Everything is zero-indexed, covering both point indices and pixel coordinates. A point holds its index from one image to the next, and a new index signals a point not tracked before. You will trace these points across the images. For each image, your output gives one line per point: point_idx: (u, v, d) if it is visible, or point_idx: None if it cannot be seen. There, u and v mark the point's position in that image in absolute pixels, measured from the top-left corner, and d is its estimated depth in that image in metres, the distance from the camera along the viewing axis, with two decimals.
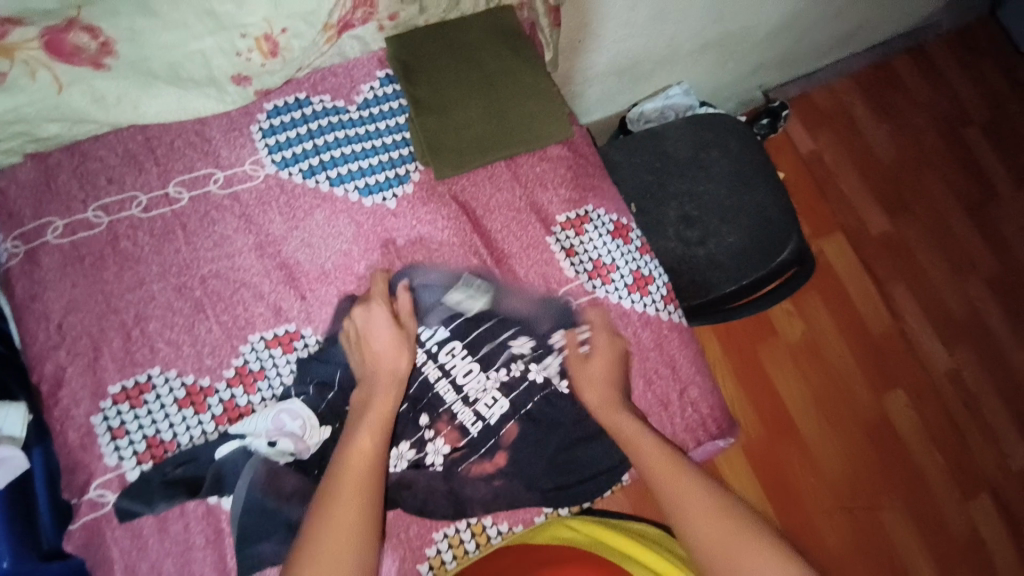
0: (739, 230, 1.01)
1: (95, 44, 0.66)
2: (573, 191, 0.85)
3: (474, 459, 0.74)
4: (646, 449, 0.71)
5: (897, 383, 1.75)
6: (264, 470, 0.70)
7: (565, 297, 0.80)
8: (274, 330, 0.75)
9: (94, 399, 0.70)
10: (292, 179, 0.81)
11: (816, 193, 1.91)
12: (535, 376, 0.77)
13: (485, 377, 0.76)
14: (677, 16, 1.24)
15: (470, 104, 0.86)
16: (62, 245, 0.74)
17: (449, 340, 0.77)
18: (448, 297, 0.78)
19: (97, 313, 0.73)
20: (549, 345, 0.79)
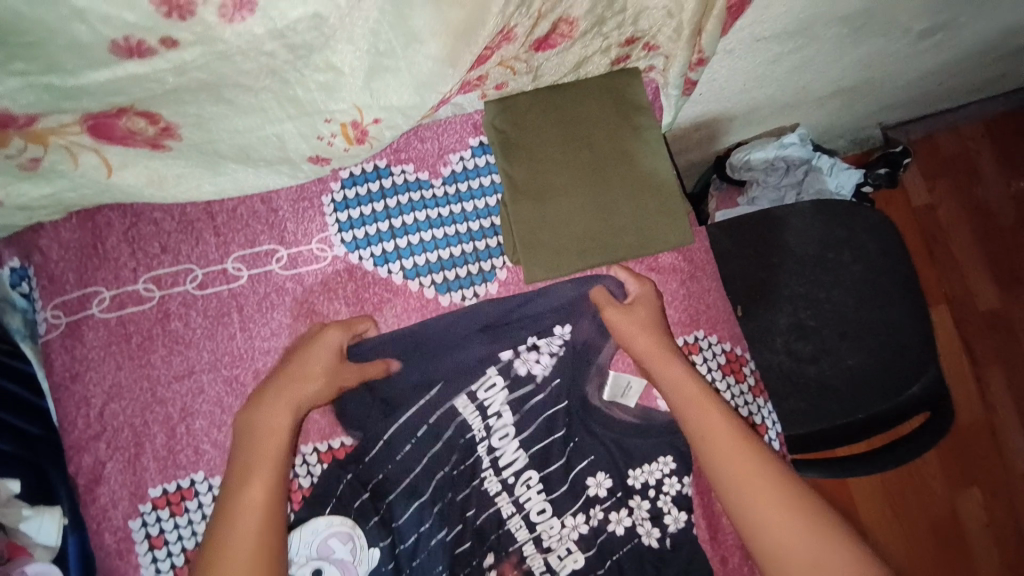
0: (862, 352, 0.88)
1: (153, 128, 0.55)
2: (683, 312, 0.74)
3: None
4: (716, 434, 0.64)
5: (975, 479, 1.60)
6: None
7: (660, 443, 0.70)
8: (331, 441, 0.67)
9: (133, 501, 0.64)
10: (363, 264, 0.71)
11: (924, 253, 1.70)
12: (613, 526, 0.68)
13: (558, 524, 0.67)
14: (817, 68, 1.04)
15: (574, 192, 0.72)
16: (108, 320, 0.67)
17: (526, 469, 0.68)
18: (528, 424, 0.69)
19: (140, 403, 0.66)
20: (628, 493, 0.69)
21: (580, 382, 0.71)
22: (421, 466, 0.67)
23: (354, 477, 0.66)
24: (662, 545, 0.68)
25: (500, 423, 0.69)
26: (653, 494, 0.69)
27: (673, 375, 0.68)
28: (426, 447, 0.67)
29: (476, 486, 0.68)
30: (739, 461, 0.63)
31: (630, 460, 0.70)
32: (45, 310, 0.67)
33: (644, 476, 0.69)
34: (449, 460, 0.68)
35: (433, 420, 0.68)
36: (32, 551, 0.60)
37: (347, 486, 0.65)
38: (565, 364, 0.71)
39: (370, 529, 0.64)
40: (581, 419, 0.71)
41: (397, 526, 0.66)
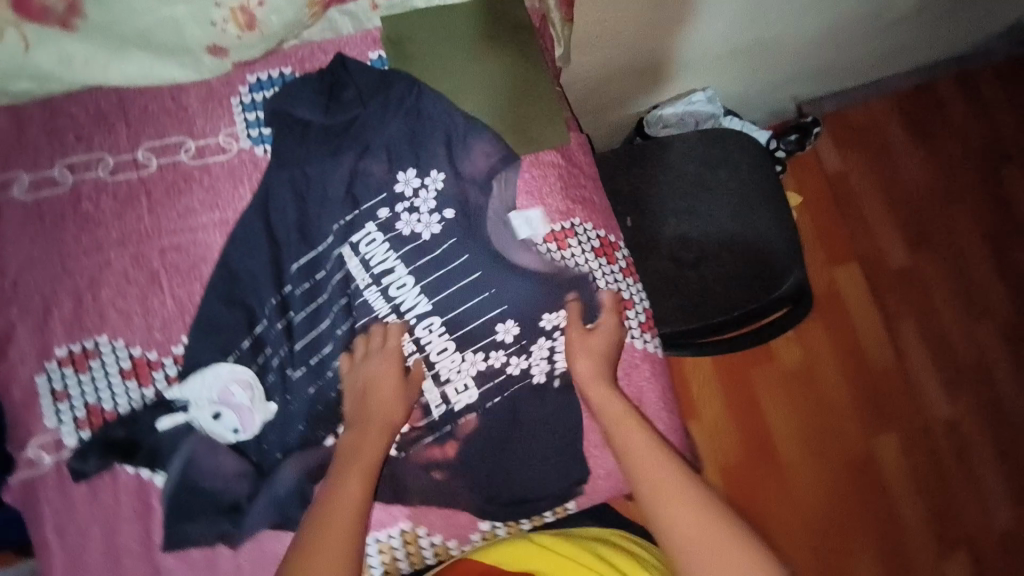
0: (736, 258, 0.99)
1: (60, 5, 0.66)
2: (562, 201, 0.81)
3: (428, 442, 0.75)
4: (646, 464, 0.69)
5: (888, 418, 1.70)
6: (203, 446, 0.69)
7: (541, 307, 0.78)
8: (230, 305, 0.73)
9: (40, 360, 0.70)
10: (267, 156, 0.77)
11: (835, 214, 1.83)
12: (511, 368, 0.77)
13: (457, 358, 0.76)
14: (696, 20, 1.21)
15: (464, 94, 0.81)
16: (25, 201, 0.73)
17: (428, 315, 0.77)
18: (421, 281, 0.78)
19: (50, 275, 0.71)
20: (532, 338, 0.77)
21: (470, 237, 0.79)
22: (326, 308, 0.75)
23: (279, 302, 0.74)
24: (549, 383, 0.77)
25: (391, 275, 0.77)
26: (545, 339, 0.77)
27: (635, 442, 0.71)
28: (319, 295, 0.75)
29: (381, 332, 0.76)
30: (688, 518, 0.65)
31: (529, 316, 0.77)
32: None
33: (542, 326, 0.78)
34: (350, 303, 0.76)
35: (332, 277, 0.76)
36: None
37: (268, 321, 0.73)
38: (450, 228, 0.79)
39: (267, 374, 0.72)
40: (485, 275, 0.78)
41: (306, 367, 0.73)
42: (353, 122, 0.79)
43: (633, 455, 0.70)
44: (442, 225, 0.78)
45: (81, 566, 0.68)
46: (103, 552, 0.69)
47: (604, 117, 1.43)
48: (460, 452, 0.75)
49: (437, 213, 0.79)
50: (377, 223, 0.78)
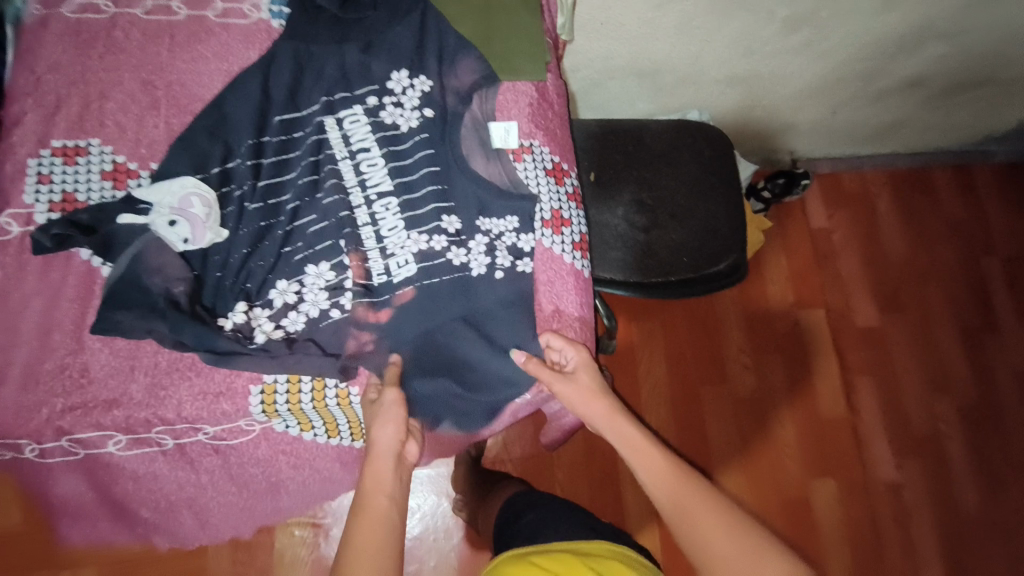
0: (687, 230, 1.05)
1: None
2: (526, 123, 0.90)
3: (364, 303, 0.80)
4: (659, 471, 0.76)
5: (831, 474, 1.57)
6: (154, 245, 0.75)
7: (487, 211, 0.84)
8: (212, 138, 0.81)
9: (37, 146, 0.79)
10: (280, 29, 0.88)
11: (813, 264, 1.75)
12: (452, 256, 0.82)
13: (404, 235, 0.82)
14: (697, 37, 1.26)
15: (461, 20, 0.93)
16: (69, 18, 0.85)
17: (387, 194, 0.84)
18: (385, 163, 0.85)
19: (69, 81, 0.82)
20: (471, 234, 0.83)
21: (442, 140, 0.87)
22: (297, 162, 0.84)
23: (252, 147, 0.82)
24: (488, 273, 0.82)
25: (366, 153, 0.85)
26: (482, 237, 0.83)
27: (651, 455, 0.78)
28: (289, 152, 0.84)
29: (340, 195, 0.83)
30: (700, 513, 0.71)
31: (484, 211, 0.84)
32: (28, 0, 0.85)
33: (490, 225, 0.83)
34: (319, 164, 0.85)
35: (304, 141, 0.85)
36: None
37: (240, 163, 0.82)
38: (427, 125, 0.87)
39: (230, 200, 0.80)
40: (446, 170, 0.85)
41: (265, 204, 0.81)
42: (362, 20, 0.90)
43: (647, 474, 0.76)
44: (420, 120, 0.87)
45: (13, 331, 0.74)
46: (38, 321, 0.74)
47: (621, 111, 1.56)
48: (393, 320, 0.80)
49: (417, 111, 0.87)
50: (364, 107, 0.87)
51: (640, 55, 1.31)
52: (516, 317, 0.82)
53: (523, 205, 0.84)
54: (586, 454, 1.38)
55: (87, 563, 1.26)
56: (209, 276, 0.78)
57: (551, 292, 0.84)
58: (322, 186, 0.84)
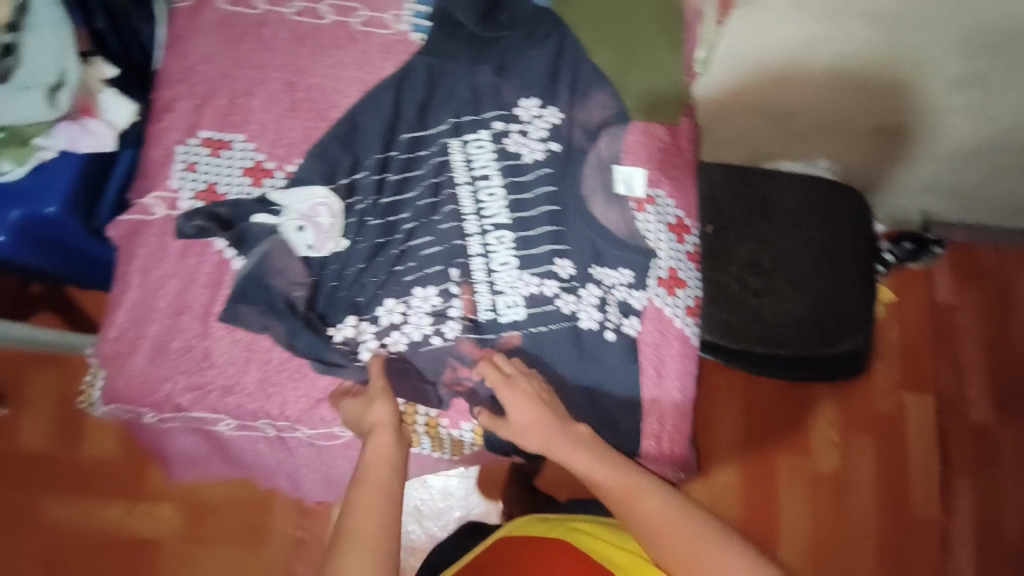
0: (802, 300, 0.99)
1: None
2: (653, 171, 0.86)
3: (469, 338, 0.80)
4: (666, 529, 0.70)
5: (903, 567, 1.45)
6: (280, 249, 0.79)
7: (601, 263, 0.82)
8: (347, 148, 0.83)
9: (186, 134, 0.82)
10: (420, 43, 0.87)
11: (928, 343, 1.60)
12: (560, 304, 0.81)
13: (515, 274, 0.82)
14: (837, 89, 1.15)
15: (600, 52, 0.87)
16: (223, 9, 0.86)
17: (503, 228, 0.83)
18: (504, 195, 0.84)
19: (220, 75, 0.84)
20: (582, 282, 0.82)
21: (565, 178, 0.84)
22: (418, 181, 0.84)
23: (379, 162, 0.83)
24: (596, 330, 0.81)
25: (485, 182, 0.84)
26: (594, 287, 0.82)
27: (645, 505, 0.71)
28: (411, 170, 0.84)
29: (456, 222, 0.83)
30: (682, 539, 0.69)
31: (598, 260, 0.82)
32: None
33: (603, 275, 0.82)
34: (440, 187, 0.84)
35: (427, 162, 0.85)
36: (97, 118, 0.75)
37: (365, 176, 0.83)
38: (552, 160, 0.85)
39: (353, 212, 0.81)
40: (565, 212, 0.83)
41: (382, 220, 0.82)
42: (500, 41, 0.87)
43: (644, 512, 0.71)
44: (545, 154, 0.85)
45: (147, 307, 0.78)
46: (171, 302, 0.79)
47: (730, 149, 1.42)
48: (496, 359, 0.81)
49: (544, 143, 0.85)
50: (490, 132, 0.85)
51: (770, 99, 1.20)
52: (614, 373, 0.80)
53: (637, 258, 0.83)
54: None
55: (165, 501, 1.34)
56: (322, 283, 0.80)
57: (654, 355, 0.81)
58: (439, 211, 0.84)
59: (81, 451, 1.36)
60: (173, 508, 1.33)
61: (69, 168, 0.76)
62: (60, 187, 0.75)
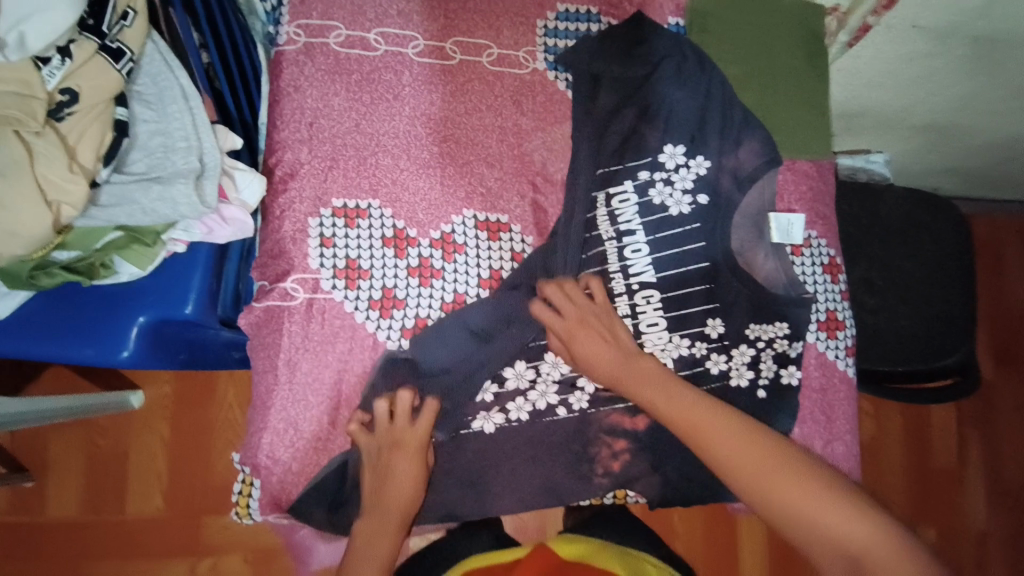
0: (916, 315, 0.98)
1: None
2: (807, 212, 0.82)
3: (618, 407, 0.75)
4: (696, 419, 0.66)
5: (927, 521, 1.33)
6: (452, 335, 0.73)
7: (755, 322, 0.78)
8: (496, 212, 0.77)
9: (315, 204, 0.73)
10: (557, 82, 0.81)
11: (1005, 325, 1.42)
12: (710, 365, 0.78)
13: (664, 336, 0.78)
14: (956, 107, 1.04)
15: (744, 84, 0.83)
16: (338, 53, 0.76)
17: (649, 286, 0.78)
18: (648, 251, 0.78)
19: (345, 133, 0.75)
20: (735, 342, 0.78)
21: (717, 229, 0.79)
22: (562, 250, 0.77)
23: (533, 225, 0.78)
24: (750, 387, 0.78)
25: (631, 237, 0.78)
26: (747, 347, 0.78)
27: (677, 401, 0.68)
28: (553, 227, 0.78)
29: (603, 282, 0.78)
30: (737, 444, 0.64)
31: (755, 316, 0.78)
32: (289, 25, 0.75)
33: (759, 332, 0.78)
34: (583, 246, 0.78)
35: (574, 218, 0.78)
36: (231, 200, 0.64)
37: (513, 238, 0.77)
38: (700, 213, 0.79)
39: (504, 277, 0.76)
40: (716, 268, 0.79)
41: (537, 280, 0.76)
42: (644, 80, 0.80)
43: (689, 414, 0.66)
44: (692, 208, 0.79)
45: (302, 404, 0.71)
46: (327, 395, 0.72)
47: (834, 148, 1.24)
48: (649, 428, 0.75)
49: (690, 195, 0.79)
50: (634, 182, 0.79)
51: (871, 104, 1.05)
52: (788, 426, 0.78)
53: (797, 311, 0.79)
54: (735, 530, 1.20)
55: (230, 554, 1.15)
56: (469, 361, 0.73)
57: (821, 400, 0.81)
58: (591, 268, 0.78)
59: (124, 509, 1.16)
60: (240, 562, 1.15)
61: (200, 262, 0.65)
62: (193, 284, 0.65)
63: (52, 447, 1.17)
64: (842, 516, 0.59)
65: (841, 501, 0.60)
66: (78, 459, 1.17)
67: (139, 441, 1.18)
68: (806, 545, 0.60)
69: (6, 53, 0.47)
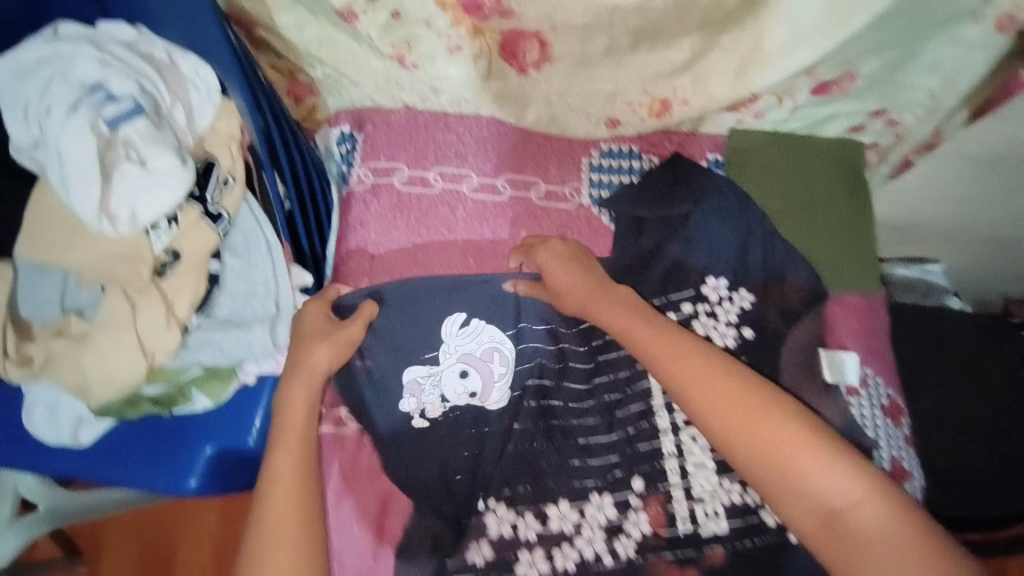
0: (997, 457, 0.90)
1: (538, 55, 0.73)
2: (859, 349, 0.81)
3: (668, 557, 0.70)
4: (678, 365, 0.66)
5: None
6: (446, 393, 0.76)
7: None
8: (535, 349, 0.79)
9: (371, 332, 0.77)
10: (601, 215, 0.85)
11: None
12: (766, 514, 0.72)
13: (712, 479, 0.74)
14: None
15: (787, 218, 0.85)
16: (400, 191, 0.83)
17: None
18: None
19: (401, 266, 0.80)
20: None
21: (767, 365, 0.78)
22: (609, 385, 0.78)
23: (575, 356, 0.80)
24: None
25: None
26: None
27: (650, 342, 0.69)
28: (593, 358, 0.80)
29: (646, 416, 0.77)
30: (717, 397, 0.64)
31: None
32: (360, 168, 0.83)
33: None
34: (627, 379, 0.78)
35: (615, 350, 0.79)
36: None
37: (552, 371, 0.78)
38: (745, 347, 0.79)
39: (546, 406, 0.78)
40: None
41: (567, 404, 0.78)
42: (686, 215, 0.84)
43: (660, 361, 0.67)
44: (737, 340, 0.79)
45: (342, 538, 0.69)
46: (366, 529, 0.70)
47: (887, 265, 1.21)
48: None
49: (735, 328, 0.80)
50: (678, 314, 0.80)
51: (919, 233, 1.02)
52: None
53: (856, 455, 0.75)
54: None
55: None
56: (512, 492, 0.73)
57: None
58: (633, 401, 0.78)
59: None
60: None
61: (263, 392, 0.67)
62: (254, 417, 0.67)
63: (108, 536, 1.19)
64: (834, 475, 0.58)
65: (830, 458, 0.59)
66: (131, 547, 1.19)
67: (188, 535, 1.19)
68: (787, 506, 0.60)
69: (119, 227, 0.57)
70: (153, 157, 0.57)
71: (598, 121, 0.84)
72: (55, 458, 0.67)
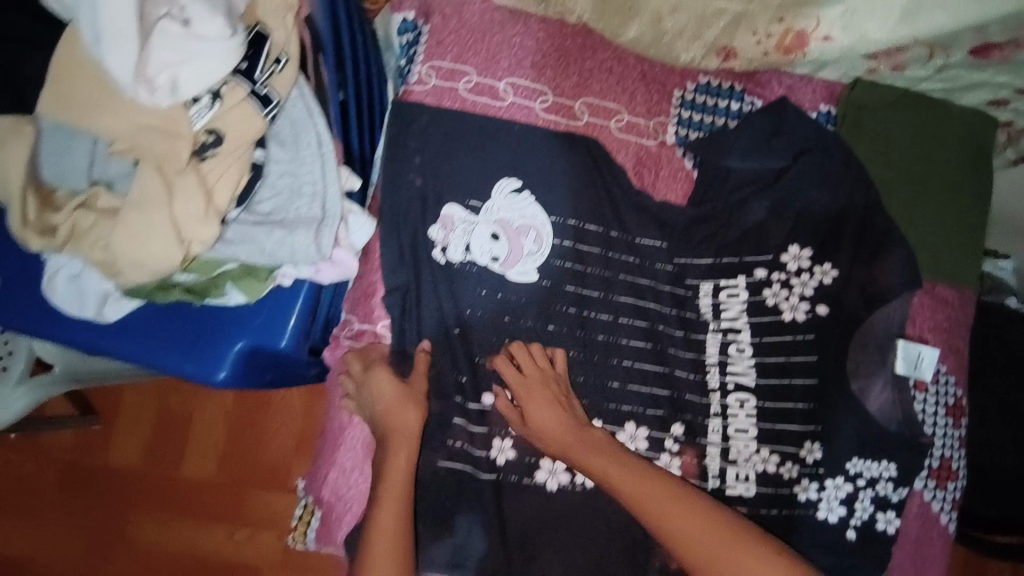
0: None
1: None
2: (937, 343, 0.74)
3: None
4: (636, 487, 0.59)
5: None
6: (471, 248, 0.71)
7: (856, 460, 0.71)
8: (585, 267, 0.72)
9: (413, 252, 0.71)
10: (683, 157, 0.76)
11: None
12: (799, 490, 0.70)
13: (751, 444, 0.71)
14: None
15: (894, 192, 0.75)
16: (466, 99, 0.73)
17: (745, 389, 0.72)
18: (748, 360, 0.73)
19: (457, 186, 0.72)
20: (831, 472, 0.71)
21: (836, 347, 0.72)
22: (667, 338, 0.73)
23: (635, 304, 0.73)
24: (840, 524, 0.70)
25: (735, 335, 0.73)
26: (844, 480, 0.71)
27: (609, 463, 0.61)
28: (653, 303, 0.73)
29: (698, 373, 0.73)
30: (678, 519, 0.57)
31: (861, 447, 0.71)
32: (421, 65, 0.73)
33: (861, 467, 0.71)
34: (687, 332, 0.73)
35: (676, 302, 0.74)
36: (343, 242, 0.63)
37: (607, 319, 0.72)
38: (816, 324, 0.72)
39: (593, 342, 0.72)
40: (823, 387, 0.72)
41: (615, 318, 0.72)
42: (781, 173, 0.75)
43: (617, 484, 0.60)
44: (808, 315, 0.72)
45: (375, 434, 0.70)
46: None
47: None
48: None
49: (809, 304, 0.73)
50: (749, 279, 0.74)
51: None
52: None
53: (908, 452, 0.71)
54: None
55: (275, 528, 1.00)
56: None
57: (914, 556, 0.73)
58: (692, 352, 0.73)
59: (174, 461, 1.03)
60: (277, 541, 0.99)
61: (300, 295, 0.64)
62: (287, 316, 0.64)
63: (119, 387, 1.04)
64: None
65: None
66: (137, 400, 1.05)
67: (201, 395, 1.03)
68: None
69: (156, 94, 0.49)
70: (200, 18, 0.49)
71: (710, 50, 0.76)
72: (81, 330, 0.65)
